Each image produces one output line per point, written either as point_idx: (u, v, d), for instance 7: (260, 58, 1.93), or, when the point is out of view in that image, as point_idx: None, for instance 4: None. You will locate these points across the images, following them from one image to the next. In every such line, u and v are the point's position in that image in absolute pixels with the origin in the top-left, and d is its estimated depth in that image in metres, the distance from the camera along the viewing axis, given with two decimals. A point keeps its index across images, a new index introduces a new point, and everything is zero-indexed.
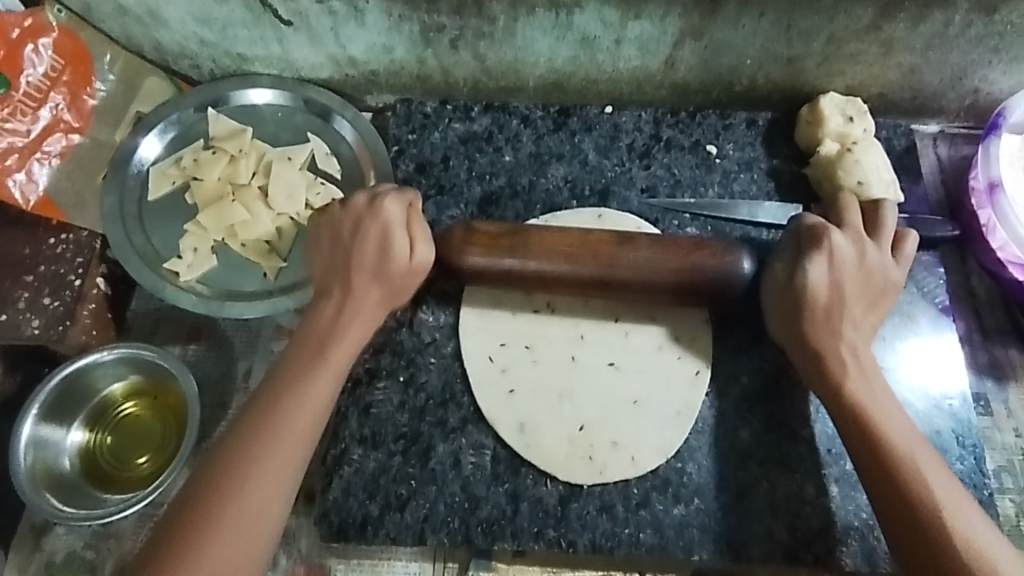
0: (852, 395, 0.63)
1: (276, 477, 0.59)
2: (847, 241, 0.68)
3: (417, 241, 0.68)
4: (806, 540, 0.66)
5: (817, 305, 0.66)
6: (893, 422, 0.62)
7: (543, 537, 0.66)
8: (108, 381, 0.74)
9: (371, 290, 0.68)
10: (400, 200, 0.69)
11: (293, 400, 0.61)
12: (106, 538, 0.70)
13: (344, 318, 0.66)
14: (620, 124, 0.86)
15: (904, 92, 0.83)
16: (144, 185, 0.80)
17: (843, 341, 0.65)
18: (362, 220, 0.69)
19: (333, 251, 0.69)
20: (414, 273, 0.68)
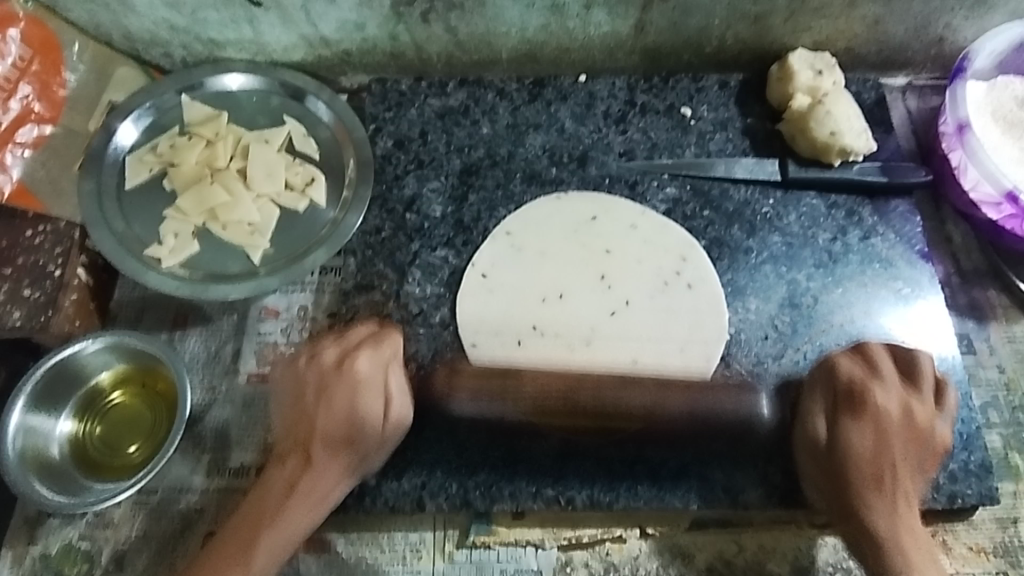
0: (868, 505, 0.61)
1: (289, 543, 0.62)
2: (888, 395, 0.65)
3: (393, 374, 0.67)
4: (799, 483, 0.67)
5: (859, 464, 0.62)
6: (904, 516, 0.61)
7: (542, 496, 0.67)
8: (96, 370, 0.73)
9: (336, 462, 0.64)
10: (373, 356, 0.67)
11: (262, 553, 0.60)
12: (103, 526, 0.70)
13: (299, 493, 0.63)
14: (595, 92, 0.87)
15: (871, 45, 0.85)
16: (121, 173, 0.80)
17: (866, 425, 0.63)
18: (327, 381, 0.65)
19: (303, 403, 0.65)
20: (386, 439, 0.65)
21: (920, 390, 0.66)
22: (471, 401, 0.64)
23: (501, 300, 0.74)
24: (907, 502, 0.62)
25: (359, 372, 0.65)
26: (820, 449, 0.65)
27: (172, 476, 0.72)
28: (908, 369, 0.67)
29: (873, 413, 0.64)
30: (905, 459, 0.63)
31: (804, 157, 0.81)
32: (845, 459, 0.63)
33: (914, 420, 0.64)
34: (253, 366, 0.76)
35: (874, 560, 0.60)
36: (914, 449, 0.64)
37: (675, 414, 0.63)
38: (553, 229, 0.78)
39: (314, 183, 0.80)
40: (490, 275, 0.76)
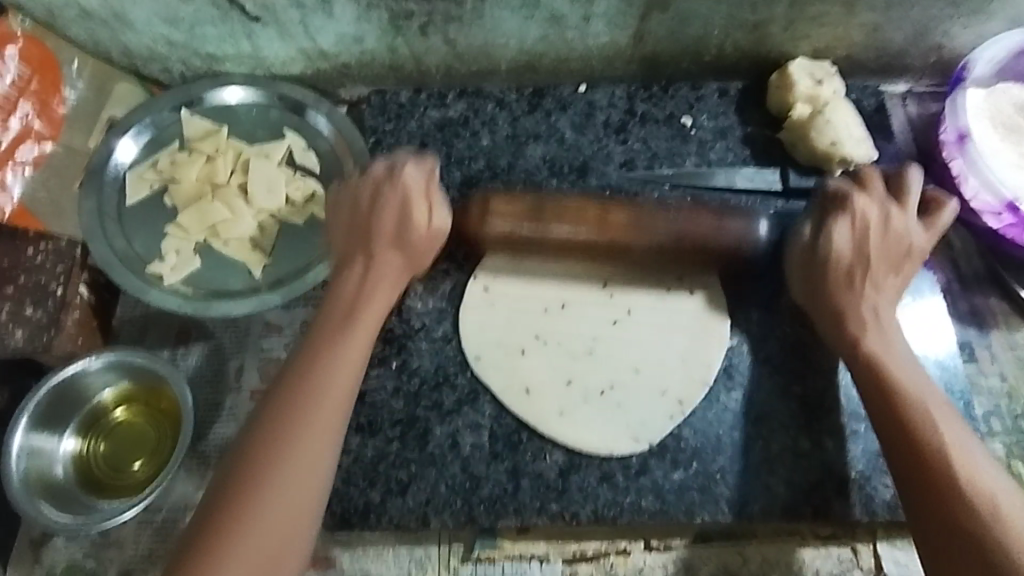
0: (841, 300, 0.65)
1: (342, 388, 0.62)
2: (872, 205, 0.66)
3: (437, 211, 0.69)
4: (802, 494, 0.67)
5: (838, 268, 0.65)
6: (895, 362, 0.62)
7: (546, 511, 0.67)
8: (99, 388, 0.73)
9: (393, 264, 0.68)
10: (417, 169, 0.69)
11: (322, 380, 0.61)
12: (109, 545, 0.71)
13: (370, 284, 0.67)
14: (594, 101, 0.87)
15: (870, 53, 0.85)
16: (121, 191, 0.80)
17: (846, 221, 0.66)
18: (381, 187, 0.68)
19: (354, 215, 0.69)
20: (429, 234, 0.69)
21: (906, 210, 0.67)
22: (513, 231, 0.69)
23: (503, 313, 0.73)
24: (882, 323, 0.65)
25: (406, 178, 0.68)
26: (809, 257, 0.67)
27: (178, 493, 0.72)
28: (900, 185, 0.68)
29: (853, 215, 0.66)
30: (881, 260, 0.66)
31: (804, 166, 0.81)
32: (826, 263, 0.66)
33: (891, 228, 0.66)
34: (256, 382, 0.76)
35: (881, 412, 0.60)
36: (890, 246, 0.66)
37: (661, 237, 0.68)
38: None
39: (315, 198, 0.80)
40: (491, 288, 0.74)
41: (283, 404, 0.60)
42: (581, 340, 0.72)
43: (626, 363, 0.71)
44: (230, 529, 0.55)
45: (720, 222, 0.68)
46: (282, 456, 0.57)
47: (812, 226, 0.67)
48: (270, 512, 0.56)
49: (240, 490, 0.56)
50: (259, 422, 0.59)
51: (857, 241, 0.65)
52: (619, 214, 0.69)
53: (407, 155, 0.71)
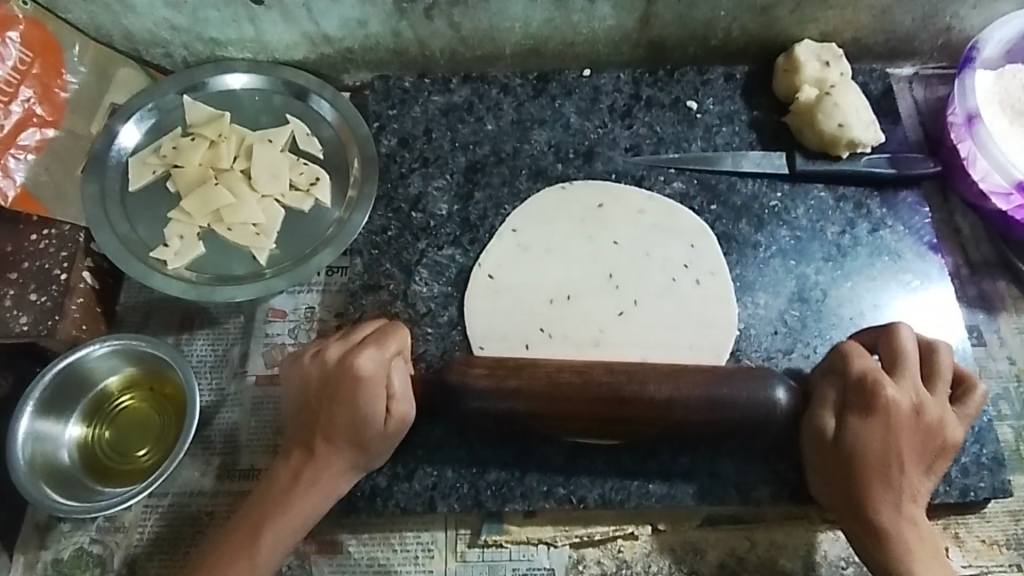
0: (872, 497, 0.59)
1: (286, 536, 0.61)
2: (899, 390, 0.61)
3: (396, 399, 0.62)
4: (811, 477, 0.67)
5: (869, 462, 0.59)
6: (910, 536, 0.59)
7: (553, 495, 0.67)
8: (103, 374, 0.73)
9: (341, 455, 0.62)
10: (376, 356, 0.62)
11: (264, 543, 0.60)
12: (114, 531, 0.70)
13: (307, 480, 0.61)
14: (600, 86, 0.86)
15: (878, 36, 0.84)
16: (125, 176, 0.79)
17: (876, 423, 0.60)
18: (331, 376, 0.62)
19: (311, 392, 0.63)
20: (387, 436, 0.62)
21: (937, 387, 0.63)
22: (488, 401, 0.62)
23: (509, 301, 0.74)
24: (892, 434, 0.60)
25: (360, 368, 0.61)
26: (827, 448, 0.62)
27: (183, 479, 0.72)
28: (930, 373, 0.63)
29: (882, 411, 0.60)
30: (914, 456, 0.60)
31: (812, 150, 0.80)
32: (850, 455, 0.60)
33: (926, 416, 0.61)
34: (261, 369, 0.76)
35: (878, 573, 0.59)
36: (922, 441, 0.60)
37: (655, 400, 0.61)
38: (558, 225, 0.78)
39: (319, 183, 0.80)
40: (497, 277, 0.75)
41: (228, 534, 0.61)
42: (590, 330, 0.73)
43: (632, 352, 0.72)
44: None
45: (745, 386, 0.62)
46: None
47: (834, 399, 0.63)
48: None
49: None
50: (207, 564, 0.59)
51: (880, 441, 0.60)
52: (629, 393, 0.62)
53: (373, 334, 0.65)
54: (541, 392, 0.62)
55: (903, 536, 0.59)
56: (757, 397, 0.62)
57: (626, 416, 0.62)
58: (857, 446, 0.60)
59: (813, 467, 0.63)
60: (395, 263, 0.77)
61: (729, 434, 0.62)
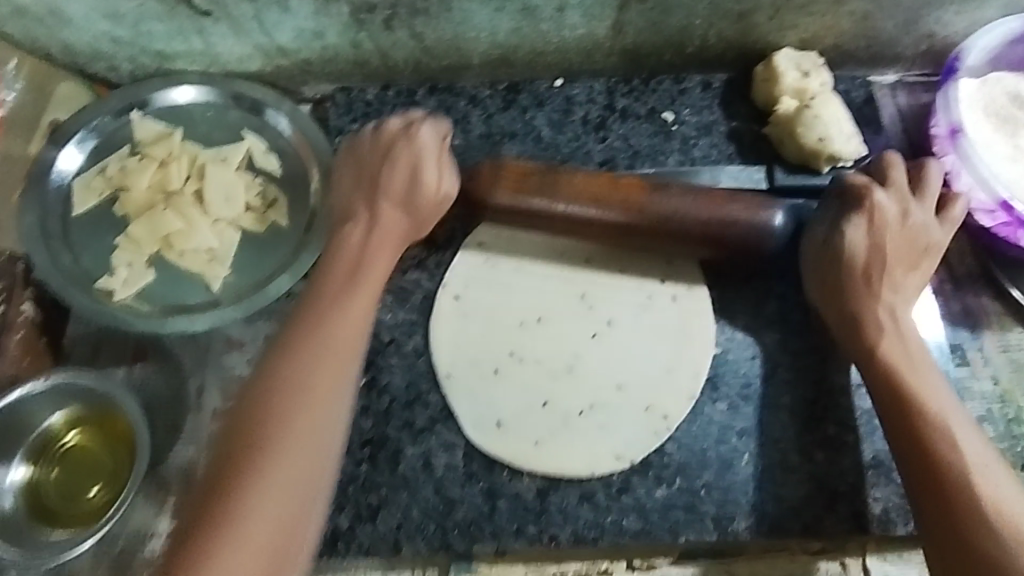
0: (882, 349, 0.63)
1: (355, 328, 0.63)
2: (887, 197, 0.66)
3: (444, 175, 0.70)
4: (791, 511, 0.65)
5: (876, 326, 0.64)
6: (897, 361, 0.63)
7: (523, 534, 0.64)
8: (47, 413, 0.69)
9: (400, 218, 0.69)
10: (434, 128, 0.71)
11: (375, 254, 0.67)
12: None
13: (374, 245, 0.68)
14: (572, 96, 0.82)
15: (860, 42, 0.81)
16: (68, 200, 0.75)
17: (864, 226, 0.65)
18: (394, 143, 0.70)
19: (366, 170, 0.70)
20: (436, 207, 0.70)
21: (921, 197, 0.67)
22: (528, 204, 0.69)
23: (477, 323, 0.70)
24: (901, 327, 0.64)
25: (423, 138, 0.70)
26: (830, 293, 0.66)
27: (137, 520, 0.68)
28: (918, 186, 0.68)
29: (869, 209, 0.65)
30: (896, 259, 0.66)
31: (792, 163, 0.77)
32: (855, 319, 0.65)
33: (912, 222, 0.66)
34: (217, 403, 0.72)
35: (919, 471, 0.58)
36: (904, 249, 0.66)
37: (677, 216, 0.68)
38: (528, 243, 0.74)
39: (276, 204, 0.76)
40: (463, 297, 0.72)
41: (282, 355, 0.61)
42: (562, 355, 0.69)
43: (608, 378, 0.68)
44: (211, 551, 0.53)
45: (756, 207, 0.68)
46: (270, 472, 0.56)
47: (827, 225, 0.66)
48: (269, 507, 0.55)
49: (232, 495, 0.55)
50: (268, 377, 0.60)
51: (879, 249, 0.65)
52: (658, 202, 0.68)
53: (432, 115, 0.73)
54: (561, 190, 0.69)
55: (935, 424, 0.59)
56: (759, 223, 0.68)
57: (656, 216, 0.68)
58: (846, 302, 0.65)
59: (818, 296, 0.68)
60: None
61: (727, 230, 0.68)
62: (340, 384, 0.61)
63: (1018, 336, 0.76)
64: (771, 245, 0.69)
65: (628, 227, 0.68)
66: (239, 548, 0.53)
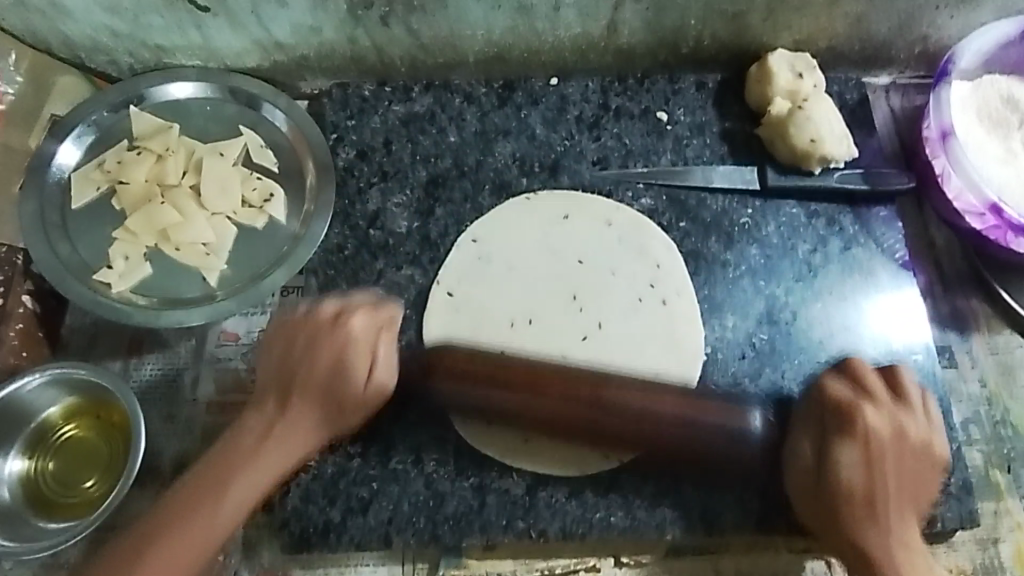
0: (862, 530, 0.59)
1: (247, 499, 0.60)
2: (879, 416, 0.62)
3: (379, 367, 0.64)
4: (775, 508, 0.66)
5: (852, 497, 0.60)
6: (890, 553, 0.58)
7: (512, 528, 0.65)
8: (44, 405, 0.70)
9: (311, 413, 0.63)
10: (370, 318, 0.66)
11: (293, 419, 0.62)
12: (58, 565, 0.68)
13: (279, 435, 0.62)
14: (566, 95, 0.83)
15: (854, 43, 0.81)
16: (66, 192, 0.76)
17: (855, 448, 0.61)
18: (320, 335, 0.64)
19: (286, 354, 0.64)
20: (367, 404, 0.64)
21: (910, 411, 0.63)
22: (461, 399, 0.65)
23: (469, 319, 0.71)
24: (874, 446, 0.61)
25: (353, 327, 0.65)
26: (811, 480, 0.62)
27: (133, 510, 0.70)
28: (902, 394, 0.64)
29: (861, 438, 0.61)
30: (896, 482, 0.61)
31: (784, 164, 0.77)
32: (832, 496, 0.60)
33: (906, 440, 0.62)
34: (212, 395, 0.73)
35: None
36: (908, 468, 0.62)
37: (609, 416, 0.62)
38: (522, 240, 0.75)
39: (273, 199, 0.76)
40: (456, 294, 0.73)
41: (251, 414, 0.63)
42: (551, 354, 0.70)
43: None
44: (131, 570, 0.56)
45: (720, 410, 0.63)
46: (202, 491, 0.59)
47: (814, 452, 0.62)
48: (151, 571, 0.56)
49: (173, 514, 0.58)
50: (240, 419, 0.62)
51: (858, 461, 0.60)
52: (608, 420, 0.62)
53: (363, 297, 0.69)
54: (501, 390, 0.63)
55: (892, 574, 0.58)
56: (730, 443, 0.63)
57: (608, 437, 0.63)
58: (823, 487, 0.61)
59: (800, 509, 0.63)
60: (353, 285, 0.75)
61: (702, 459, 0.63)
62: (231, 519, 0.59)
63: (1006, 339, 0.76)
64: (750, 454, 0.63)
65: (597, 431, 0.63)
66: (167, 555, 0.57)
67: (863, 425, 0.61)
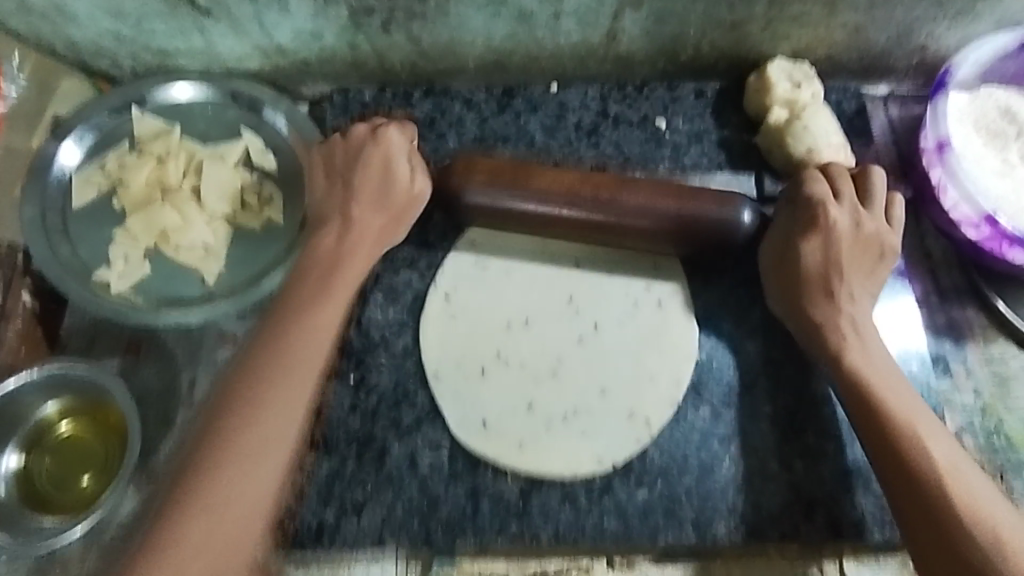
0: (812, 304, 0.67)
1: (320, 340, 0.66)
2: (842, 211, 0.67)
3: (397, 158, 0.72)
4: (769, 517, 0.65)
5: (813, 280, 0.67)
6: (883, 388, 0.64)
7: (505, 533, 0.65)
8: (42, 403, 0.71)
9: (373, 218, 0.71)
10: (401, 131, 0.73)
11: (352, 237, 0.71)
12: (52, 563, 0.68)
13: (350, 242, 0.70)
14: (566, 102, 0.84)
15: (852, 54, 0.82)
16: (67, 194, 0.76)
17: (818, 240, 0.66)
18: (362, 146, 0.73)
19: (337, 170, 0.73)
20: (413, 199, 0.73)
21: (872, 206, 0.68)
22: (486, 199, 0.71)
23: (466, 323, 0.72)
24: (863, 335, 0.66)
25: (390, 137, 0.72)
26: (790, 279, 0.68)
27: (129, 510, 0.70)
28: (862, 190, 0.69)
29: (825, 227, 0.67)
30: (855, 266, 0.67)
31: (780, 171, 0.79)
32: (797, 274, 0.67)
33: (865, 233, 0.67)
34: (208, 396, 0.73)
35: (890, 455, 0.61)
36: (862, 254, 0.67)
37: (638, 217, 0.70)
38: (519, 244, 0.75)
39: (273, 202, 0.77)
40: (453, 298, 0.73)
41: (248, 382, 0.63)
42: (546, 359, 0.70)
43: (591, 381, 0.69)
44: (196, 503, 0.57)
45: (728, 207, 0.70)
46: (224, 473, 0.59)
47: (787, 226, 0.69)
48: (230, 482, 0.59)
49: (183, 510, 0.57)
50: (219, 411, 0.62)
51: (821, 254, 0.67)
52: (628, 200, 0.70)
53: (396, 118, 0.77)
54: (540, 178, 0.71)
55: (890, 417, 0.62)
56: (729, 218, 0.70)
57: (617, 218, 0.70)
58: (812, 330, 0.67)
59: (772, 291, 0.70)
60: None
61: (698, 232, 0.70)
62: (296, 395, 0.63)
63: (1001, 349, 0.76)
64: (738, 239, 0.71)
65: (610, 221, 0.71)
66: (196, 553, 0.56)
67: (824, 229, 0.66)
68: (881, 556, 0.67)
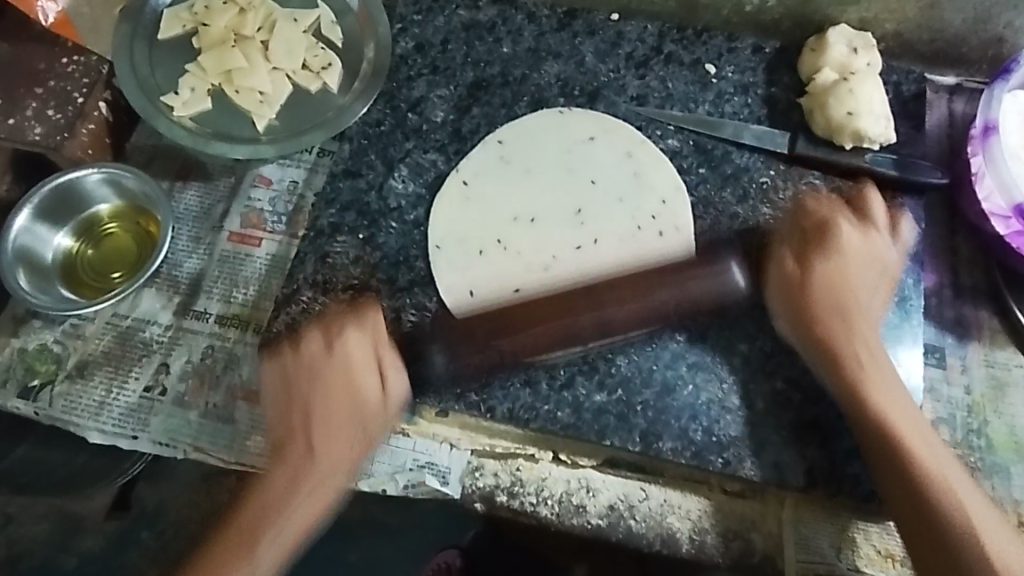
0: (776, 272, 0.72)
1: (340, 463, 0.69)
2: (846, 229, 0.73)
3: (389, 375, 0.70)
4: (716, 445, 0.67)
5: (796, 269, 0.72)
6: (846, 350, 0.68)
7: (464, 399, 0.69)
8: (96, 200, 0.80)
9: (347, 429, 0.69)
10: (361, 335, 0.71)
11: (326, 436, 0.69)
12: (74, 336, 0.77)
13: (320, 441, 0.69)
14: (623, 32, 0.85)
15: (923, 34, 0.80)
16: (157, 23, 0.84)
17: (818, 249, 0.72)
18: (318, 366, 0.70)
19: (298, 383, 0.70)
20: (388, 412, 0.70)
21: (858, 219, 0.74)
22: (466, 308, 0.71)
23: (477, 209, 0.76)
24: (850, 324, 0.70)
25: (349, 349, 0.70)
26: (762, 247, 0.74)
27: (143, 307, 0.77)
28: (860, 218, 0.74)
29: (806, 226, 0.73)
30: (847, 269, 0.72)
31: (818, 134, 0.77)
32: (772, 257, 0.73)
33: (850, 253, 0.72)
34: (235, 226, 0.80)
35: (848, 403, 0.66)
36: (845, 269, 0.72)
37: (602, 288, 0.70)
38: (544, 148, 0.79)
39: (330, 68, 0.82)
40: (471, 184, 0.77)
41: (230, 531, 0.67)
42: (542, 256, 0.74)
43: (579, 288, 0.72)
44: None
45: (701, 269, 0.72)
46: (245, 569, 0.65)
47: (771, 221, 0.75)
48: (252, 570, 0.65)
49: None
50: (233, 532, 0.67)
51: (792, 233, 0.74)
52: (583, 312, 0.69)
53: (340, 314, 0.72)
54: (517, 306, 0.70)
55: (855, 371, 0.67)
56: (701, 291, 0.71)
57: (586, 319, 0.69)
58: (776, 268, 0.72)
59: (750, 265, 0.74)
60: (380, 157, 0.79)
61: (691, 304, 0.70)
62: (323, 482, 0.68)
63: (1007, 356, 0.74)
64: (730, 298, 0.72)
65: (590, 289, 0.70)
66: None
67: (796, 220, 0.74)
68: (820, 518, 0.68)
